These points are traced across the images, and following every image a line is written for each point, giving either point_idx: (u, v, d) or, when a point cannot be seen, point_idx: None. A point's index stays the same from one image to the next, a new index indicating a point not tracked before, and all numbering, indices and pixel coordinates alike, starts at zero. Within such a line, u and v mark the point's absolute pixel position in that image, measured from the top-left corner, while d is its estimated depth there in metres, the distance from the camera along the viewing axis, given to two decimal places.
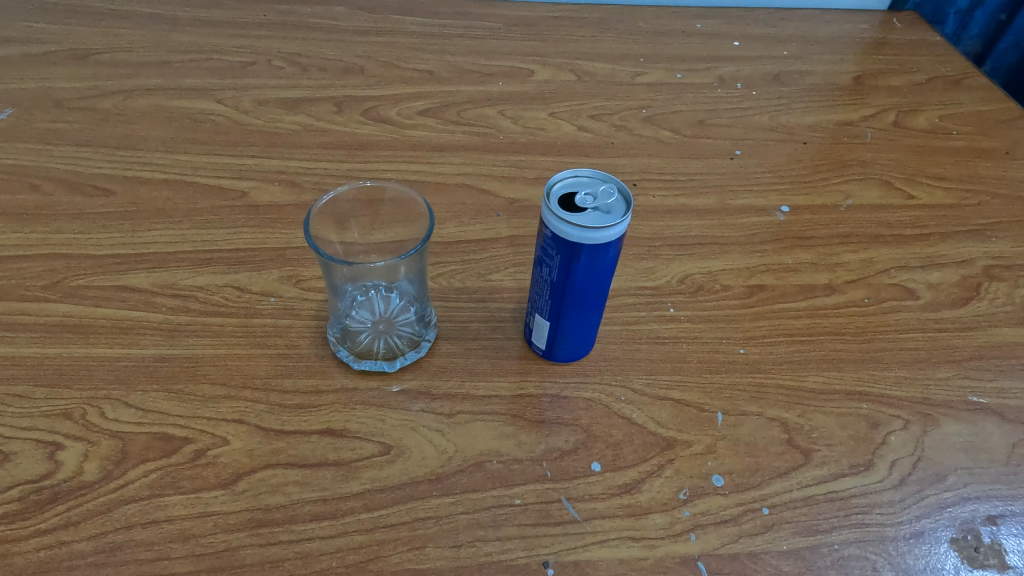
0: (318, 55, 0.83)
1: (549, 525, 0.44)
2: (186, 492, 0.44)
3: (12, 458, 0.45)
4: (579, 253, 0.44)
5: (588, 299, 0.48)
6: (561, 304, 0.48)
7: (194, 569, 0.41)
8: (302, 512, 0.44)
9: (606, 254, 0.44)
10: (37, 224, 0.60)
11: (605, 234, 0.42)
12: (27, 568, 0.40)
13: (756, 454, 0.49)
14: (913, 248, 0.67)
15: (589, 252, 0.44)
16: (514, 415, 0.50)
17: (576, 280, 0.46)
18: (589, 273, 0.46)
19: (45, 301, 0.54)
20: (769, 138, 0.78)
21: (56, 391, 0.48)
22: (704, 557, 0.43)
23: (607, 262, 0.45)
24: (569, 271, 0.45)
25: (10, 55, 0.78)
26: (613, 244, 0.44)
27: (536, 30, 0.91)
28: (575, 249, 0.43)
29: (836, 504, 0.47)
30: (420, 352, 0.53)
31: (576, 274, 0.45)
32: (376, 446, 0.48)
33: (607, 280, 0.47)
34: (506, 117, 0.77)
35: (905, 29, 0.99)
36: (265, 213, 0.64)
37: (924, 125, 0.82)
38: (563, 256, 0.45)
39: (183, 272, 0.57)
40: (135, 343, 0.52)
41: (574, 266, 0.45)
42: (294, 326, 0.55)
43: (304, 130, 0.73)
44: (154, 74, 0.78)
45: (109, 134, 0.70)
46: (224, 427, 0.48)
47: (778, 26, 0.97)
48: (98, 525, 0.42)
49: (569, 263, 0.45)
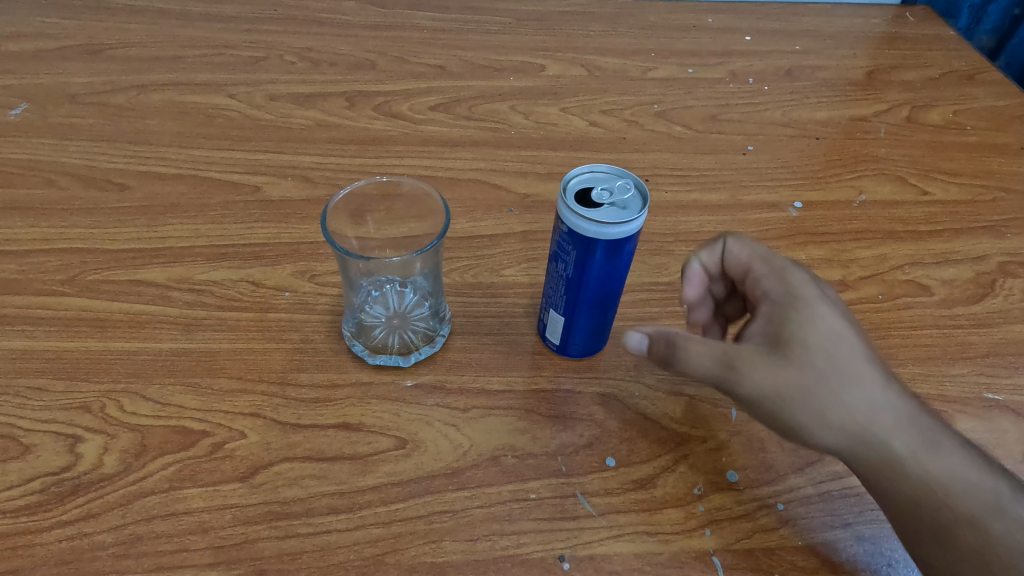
0: (329, 50, 0.83)
1: (564, 519, 0.44)
2: (204, 485, 0.44)
3: (32, 451, 0.45)
4: (595, 249, 0.44)
5: (604, 295, 0.48)
6: (577, 300, 0.48)
7: (213, 561, 0.41)
8: (320, 506, 0.44)
9: (622, 250, 0.44)
10: (53, 219, 0.61)
11: (622, 230, 0.42)
12: (49, 559, 0.41)
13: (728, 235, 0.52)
14: (927, 244, 0.66)
15: (605, 248, 0.44)
16: (528, 410, 0.50)
17: (593, 276, 0.46)
18: (606, 269, 0.46)
19: (62, 295, 0.54)
20: (782, 134, 0.78)
21: (74, 385, 0.49)
22: (719, 552, 0.44)
23: (623, 258, 0.45)
24: (585, 266, 0.45)
25: (23, 50, 0.78)
26: (629, 240, 0.44)
27: (547, 25, 0.91)
28: (591, 245, 0.43)
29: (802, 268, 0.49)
30: (434, 347, 0.54)
31: (592, 270, 0.45)
32: (392, 440, 0.48)
33: (623, 275, 0.47)
34: (517, 112, 0.77)
35: (918, 23, 0.98)
36: (278, 208, 0.64)
37: (938, 121, 0.82)
38: (579, 252, 0.45)
39: (198, 267, 0.58)
40: (152, 337, 0.52)
41: (590, 262, 0.45)
42: (309, 321, 0.55)
43: (316, 125, 0.73)
44: (168, 69, 0.78)
45: (122, 129, 0.70)
46: (242, 421, 0.48)
47: (790, 20, 0.97)
48: (118, 517, 0.42)
49: (585, 258, 0.45)
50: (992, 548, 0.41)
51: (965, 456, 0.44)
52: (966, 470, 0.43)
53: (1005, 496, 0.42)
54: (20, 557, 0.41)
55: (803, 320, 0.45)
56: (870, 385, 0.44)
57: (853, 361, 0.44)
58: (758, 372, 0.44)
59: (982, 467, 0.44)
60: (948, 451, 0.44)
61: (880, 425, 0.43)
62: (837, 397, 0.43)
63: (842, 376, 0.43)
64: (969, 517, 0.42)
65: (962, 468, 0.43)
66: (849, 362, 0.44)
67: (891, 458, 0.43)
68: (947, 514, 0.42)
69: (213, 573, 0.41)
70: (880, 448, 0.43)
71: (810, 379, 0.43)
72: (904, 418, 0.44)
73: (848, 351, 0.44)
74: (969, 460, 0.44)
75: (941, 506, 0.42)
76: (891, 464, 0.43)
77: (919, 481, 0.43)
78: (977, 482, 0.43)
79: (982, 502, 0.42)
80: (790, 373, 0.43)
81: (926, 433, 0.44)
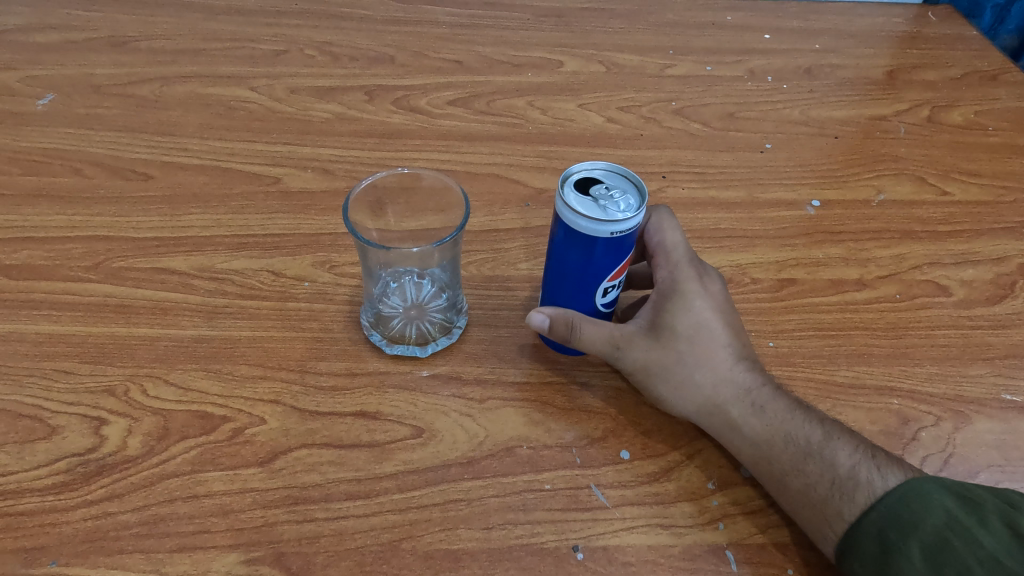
0: (349, 44, 0.84)
1: (578, 510, 0.45)
2: (225, 468, 0.45)
3: (59, 432, 0.46)
4: (592, 246, 0.44)
5: (568, 288, 0.48)
6: (566, 291, 0.48)
7: (233, 542, 0.42)
8: (337, 491, 0.45)
9: (583, 247, 0.44)
10: (79, 207, 0.62)
11: (576, 220, 0.43)
12: (74, 537, 0.41)
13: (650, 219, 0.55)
14: (947, 244, 0.66)
15: (566, 232, 0.44)
16: (543, 403, 0.51)
17: (586, 272, 0.46)
18: (600, 267, 0.45)
19: (88, 282, 0.56)
20: (800, 132, 0.78)
21: (99, 369, 0.50)
22: (732, 546, 0.44)
23: (586, 258, 0.45)
24: (580, 260, 0.45)
25: (51, 41, 0.80)
26: (587, 238, 0.43)
27: (565, 21, 0.91)
28: (586, 242, 0.43)
29: (695, 258, 0.52)
30: (451, 338, 0.54)
31: (586, 265, 0.45)
32: (408, 429, 0.48)
33: (616, 276, 0.47)
34: (535, 108, 0.78)
35: (940, 22, 0.97)
36: (298, 200, 0.65)
37: (959, 121, 0.81)
38: (575, 247, 0.45)
39: (220, 256, 0.59)
40: (175, 324, 0.53)
41: (584, 256, 0.45)
42: (327, 310, 0.56)
43: (335, 118, 0.74)
44: (191, 62, 0.79)
45: (146, 120, 0.71)
46: (261, 407, 0.49)
47: (810, 19, 0.96)
48: (141, 498, 0.43)
49: (580, 254, 0.45)
50: (817, 489, 0.43)
51: (800, 411, 0.47)
52: (797, 424, 0.46)
53: (828, 441, 0.45)
54: (47, 534, 0.42)
55: (678, 306, 0.49)
56: (721, 363, 0.48)
57: (710, 345, 0.48)
58: (632, 352, 0.48)
59: (813, 419, 0.46)
60: (786, 409, 0.47)
61: (723, 394, 0.47)
62: (690, 373, 0.47)
63: (698, 356, 0.48)
64: (796, 464, 0.44)
65: (795, 423, 0.46)
66: (707, 345, 0.48)
67: (731, 422, 0.47)
68: (778, 466, 0.45)
69: (233, 554, 0.41)
70: (722, 413, 0.47)
71: (670, 359, 0.48)
72: (747, 385, 0.48)
73: (709, 337, 0.48)
74: (803, 414, 0.46)
75: (772, 458, 0.45)
76: (731, 428, 0.47)
77: (753, 438, 0.46)
78: (805, 435, 0.45)
79: (808, 449, 0.45)
80: (653, 353, 0.48)
81: (768, 397, 0.47)
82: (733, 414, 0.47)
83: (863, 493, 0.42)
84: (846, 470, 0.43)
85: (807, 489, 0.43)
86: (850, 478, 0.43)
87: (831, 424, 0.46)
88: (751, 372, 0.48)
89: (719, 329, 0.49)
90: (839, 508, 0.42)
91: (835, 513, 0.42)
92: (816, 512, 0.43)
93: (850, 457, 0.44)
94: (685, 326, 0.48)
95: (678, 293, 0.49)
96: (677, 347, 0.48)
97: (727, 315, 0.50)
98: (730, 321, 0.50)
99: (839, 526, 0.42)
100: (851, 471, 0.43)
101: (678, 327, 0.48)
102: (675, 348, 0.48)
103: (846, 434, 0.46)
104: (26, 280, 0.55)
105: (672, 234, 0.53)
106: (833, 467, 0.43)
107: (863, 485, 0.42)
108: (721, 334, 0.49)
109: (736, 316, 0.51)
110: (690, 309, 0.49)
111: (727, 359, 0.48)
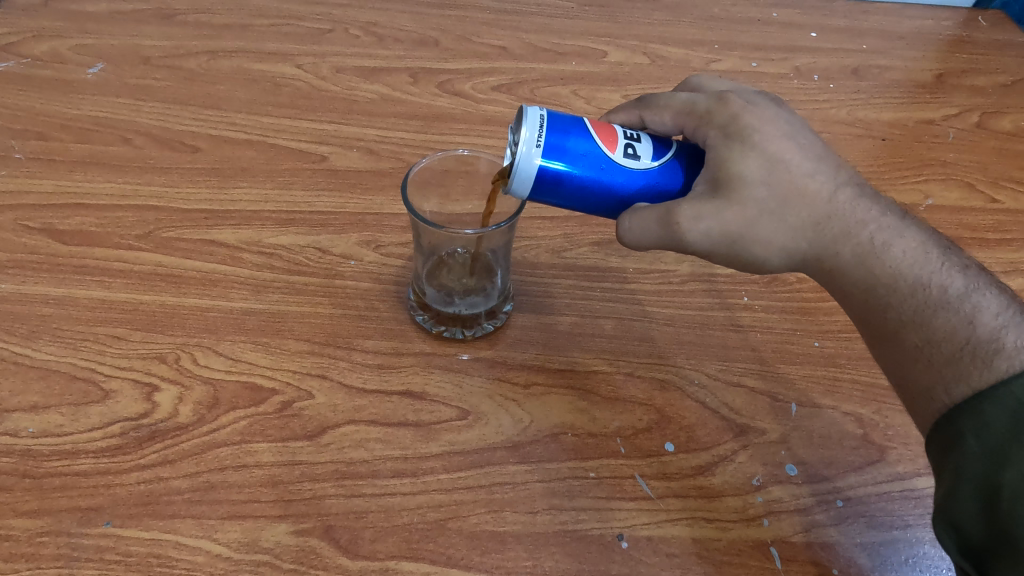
0: (393, 26, 0.83)
1: (623, 499, 0.45)
2: (274, 440, 0.46)
3: (112, 396, 0.47)
4: (552, 179, 0.43)
5: (609, 204, 0.45)
6: (613, 204, 0.45)
7: (283, 513, 0.42)
8: (384, 468, 0.45)
9: (551, 189, 0.44)
10: (130, 175, 0.62)
11: (520, 187, 0.43)
12: (128, 499, 0.42)
13: (644, 103, 0.49)
14: (995, 252, 0.65)
15: (540, 198, 0.44)
16: (588, 391, 0.51)
17: (590, 183, 0.43)
18: (582, 166, 0.43)
19: (139, 250, 0.56)
20: (848, 133, 0.77)
21: (151, 336, 0.50)
22: (777, 543, 0.44)
23: (568, 187, 0.43)
24: (566, 187, 0.43)
25: (99, 11, 0.80)
26: (540, 181, 0.43)
27: (610, 11, 0.89)
28: (544, 177, 0.43)
29: (724, 95, 0.46)
30: (497, 323, 0.54)
31: (577, 182, 0.43)
32: (454, 411, 0.49)
33: (600, 143, 0.43)
34: (579, 97, 0.78)
35: (992, 27, 0.95)
36: (344, 178, 0.65)
37: (1008, 129, 0.80)
38: (554, 196, 0.44)
39: (267, 231, 0.59)
40: (224, 296, 0.54)
41: (569, 184, 0.43)
42: (373, 290, 0.56)
43: (380, 99, 0.74)
44: (237, 37, 0.79)
45: (194, 93, 0.71)
46: (309, 382, 0.49)
47: (859, 18, 0.94)
48: (193, 464, 0.44)
49: (565, 188, 0.43)
50: (944, 347, 0.40)
51: (928, 253, 0.42)
52: (924, 268, 0.42)
53: (968, 292, 0.41)
54: (103, 495, 0.42)
55: (739, 154, 0.42)
56: (814, 203, 0.42)
57: (794, 187, 0.42)
58: (701, 221, 0.41)
59: (946, 266, 0.42)
60: (907, 250, 0.42)
61: (825, 241, 0.43)
62: (778, 224, 0.42)
63: (785, 202, 0.42)
64: (920, 316, 0.41)
65: (914, 268, 0.42)
66: (791, 187, 0.42)
67: (841, 267, 0.43)
68: (895, 317, 0.42)
69: (282, 524, 0.42)
70: (827, 261, 0.43)
71: (751, 214, 0.41)
72: (851, 224, 0.43)
73: (789, 176, 0.42)
74: (931, 258, 0.42)
75: (890, 307, 0.42)
76: (840, 273, 0.43)
77: (867, 284, 0.42)
78: (932, 283, 0.41)
79: (939, 301, 0.41)
80: (728, 212, 0.41)
81: (881, 235, 0.43)
82: (843, 259, 0.43)
83: (1004, 357, 0.38)
84: (986, 327, 0.39)
85: (931, 346, 0.40)
86: (990, 338, 0.39)
87: (970, 272, 0.42)
88: (853, 207, 0.43)
89: (796, 165, 0.43)
90: (966, 372, 0.38)
91: (961, 376, 0.38)
92: (933, 370, 0.40)
93: (995, 316, 0.40)
94: (756, 172, 0.42)
95: (734, 136, 0.43)
96: (754, 197, 0.41)
97: (801, 146, 0.44)
98: (808, 151, 0.44)
99: (957, 390, 0.38)
100: (995, 332, 0.39)
101: (748, 176, 0.42)
102: (752, 199, 0.41)
103: (988, 287, 0.41)
104: (78, 245, 0.56)
105: (673, 98, 0.47)
106: (971, 324, 0.40)
107: (1007, 350, 0.38)
108: (797, 167, 0.43)
109: (816, 144, 0.45)
110: (754, 149, 0.42)
111: (818, 197, 0.42)
